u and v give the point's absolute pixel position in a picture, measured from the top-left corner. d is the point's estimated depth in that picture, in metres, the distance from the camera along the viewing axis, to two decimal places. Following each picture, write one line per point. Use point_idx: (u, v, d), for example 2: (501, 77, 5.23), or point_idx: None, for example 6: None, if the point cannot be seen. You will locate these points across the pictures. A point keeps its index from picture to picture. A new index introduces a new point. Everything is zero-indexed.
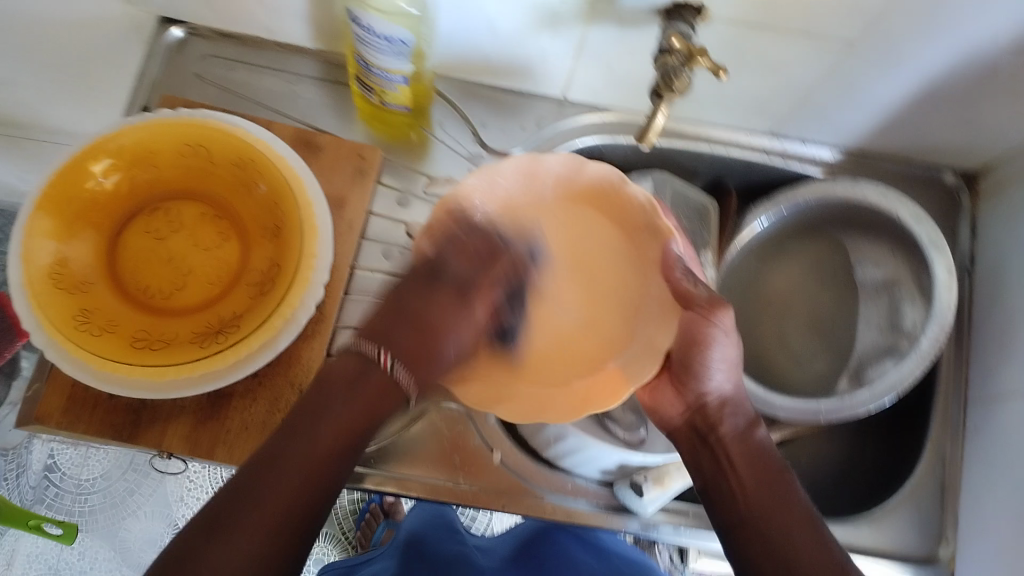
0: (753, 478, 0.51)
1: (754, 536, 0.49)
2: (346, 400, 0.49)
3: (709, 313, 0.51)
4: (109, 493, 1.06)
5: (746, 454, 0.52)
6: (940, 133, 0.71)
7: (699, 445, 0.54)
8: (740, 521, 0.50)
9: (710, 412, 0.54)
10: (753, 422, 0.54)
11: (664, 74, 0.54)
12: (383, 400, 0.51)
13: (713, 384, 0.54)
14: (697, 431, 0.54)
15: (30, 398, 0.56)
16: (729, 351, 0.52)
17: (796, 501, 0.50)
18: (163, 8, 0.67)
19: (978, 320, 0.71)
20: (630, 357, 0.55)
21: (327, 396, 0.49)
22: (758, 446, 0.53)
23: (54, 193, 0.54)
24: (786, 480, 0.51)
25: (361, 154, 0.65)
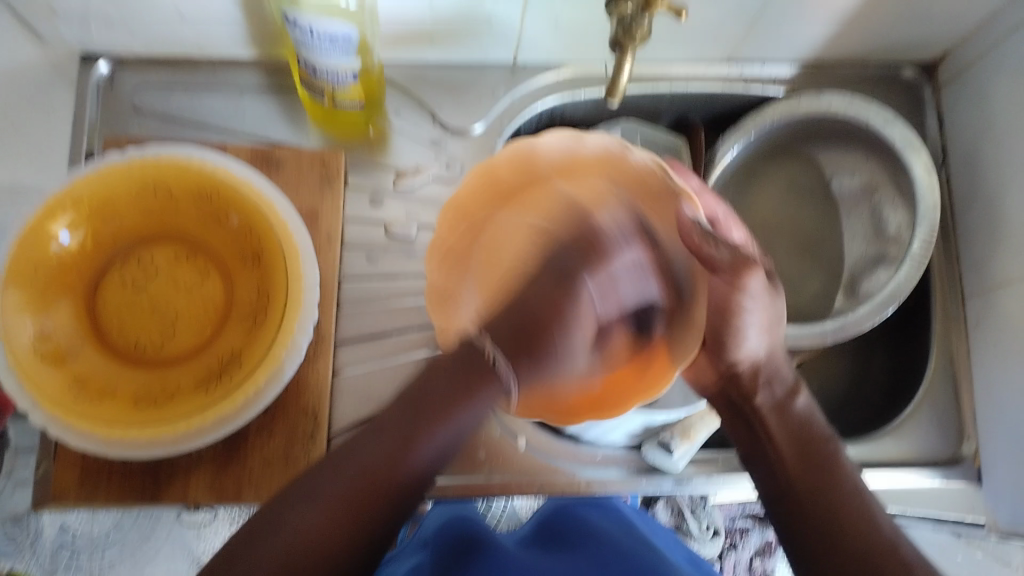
0: (794, 452, 0.52)
1: (801, 509, 0.49)
2: (448, 387, 0.47)
3: (733, 276, 0.52)
4: (126, 546, 0.79)
5: (784, 426, 0.54)
6: (895, 31, 0.70)
7: (736, 413, 0.57)
8: (783, 492, 0.51)
9: (746, 377, 0.56)
10: (794, 389, 0.56)
11: (623, 25, 0.54)
12: (480, 388, 0.48)
13: (746, 351, 0.56)
14: (733, 401, 0.57)
15: (44, 477, 0.56)
16: (762, 314, 0.54)
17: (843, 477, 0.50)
18: (82, 43, 0.63)
19: (962, 211, 0.72)
20: (678, 337, 0.62)
21: (434, 389, 0.47)
22: (797, 416, 0.54)
23: (19, 266, 0.52)
24: (828, 452, 0.52)
25: (324, 162, 0.63)
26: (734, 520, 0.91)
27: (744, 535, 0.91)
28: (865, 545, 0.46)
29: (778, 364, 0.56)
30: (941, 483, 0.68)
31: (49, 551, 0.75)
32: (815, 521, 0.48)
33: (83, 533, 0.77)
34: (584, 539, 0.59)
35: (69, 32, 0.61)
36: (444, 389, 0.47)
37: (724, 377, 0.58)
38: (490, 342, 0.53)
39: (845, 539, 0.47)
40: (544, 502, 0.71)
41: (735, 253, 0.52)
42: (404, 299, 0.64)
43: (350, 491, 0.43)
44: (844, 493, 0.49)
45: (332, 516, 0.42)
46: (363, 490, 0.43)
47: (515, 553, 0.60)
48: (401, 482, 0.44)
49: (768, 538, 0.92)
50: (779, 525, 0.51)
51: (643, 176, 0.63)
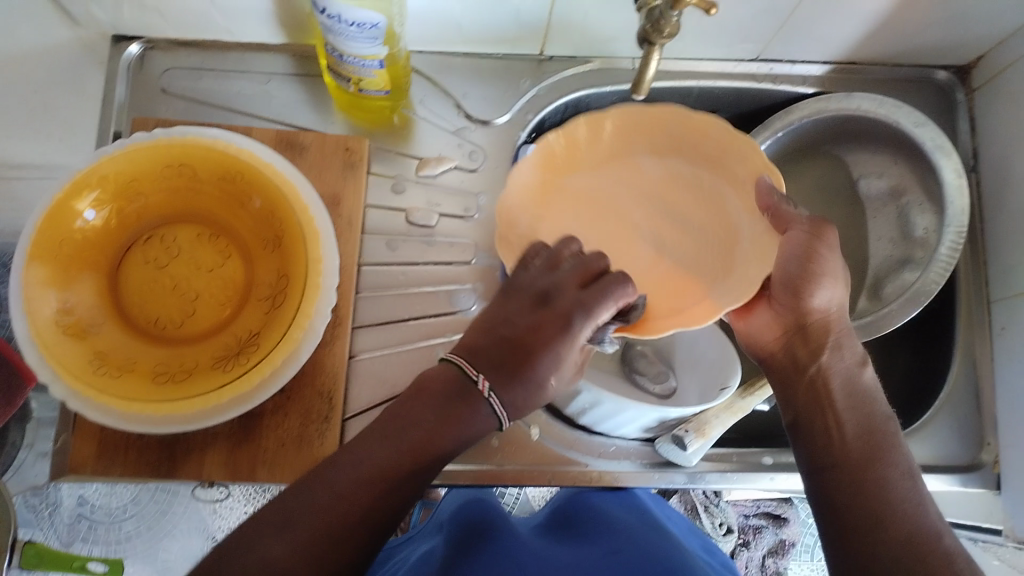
0: (853, 427, 0.51)
1: (852, 484, 0.48)
2: (436, 415, 0.47)
3: (815, 233, 0.52)
4: (142, 522, 0.77)
5: (846, 393, 0.52)
6: (930, 33, 0.69)
7: (796, 373, 0.54)
8: (834, 462, 0.50)
9: (815, 335, 0.54)
10: (859, 364, 0.54)
11: (652, 19, 0.52)
12: (465, 421, 0.47)
13: (819, 301, 0.53)
14: (793, 357, 0.55)
15: (61, 450, 0.57)
16: (835, 271, 0.53)
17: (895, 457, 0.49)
18: (113, 25, 0.64)
19: (991, 217, 0.71)
20: (724, 290, 0.56)
21: (420, 416, 0.47)
22: (860, 389, 0.53)
23: (43, 240, 0.53)
24: (887, 435, 0.51)
25: (348, 147, 0.63)
26: (747, 518, 0.91)
27: (758, 534, 0.91)
28: (907, 527, 0.45)
29: (845, 328, 0.54)
30: (958, 486, 0.67)
31: (65, 523, 0.74)
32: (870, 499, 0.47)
33: (101, 505, 0.76)
34: (597, 528, 0.58)
35: (102, 15, 0.62)
36: (432, 418, 0.47)
37: (791, 335, 0.55)
38: (478, 358, 0.49)
39: (886, 520, 0.46)
40: (558, 495, 0.71)
41: (815, 216, 0.53)
42: (422, 285, 0.64)
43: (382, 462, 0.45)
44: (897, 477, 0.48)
45: (355, 481, 0.44)
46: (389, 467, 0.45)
47: (530, 541, 0.59)
48: (424, 461, 0.46)
49: (782, 537, 0.90)
50: (817, 496, 0.50)
51: (727, 158, 0.58)
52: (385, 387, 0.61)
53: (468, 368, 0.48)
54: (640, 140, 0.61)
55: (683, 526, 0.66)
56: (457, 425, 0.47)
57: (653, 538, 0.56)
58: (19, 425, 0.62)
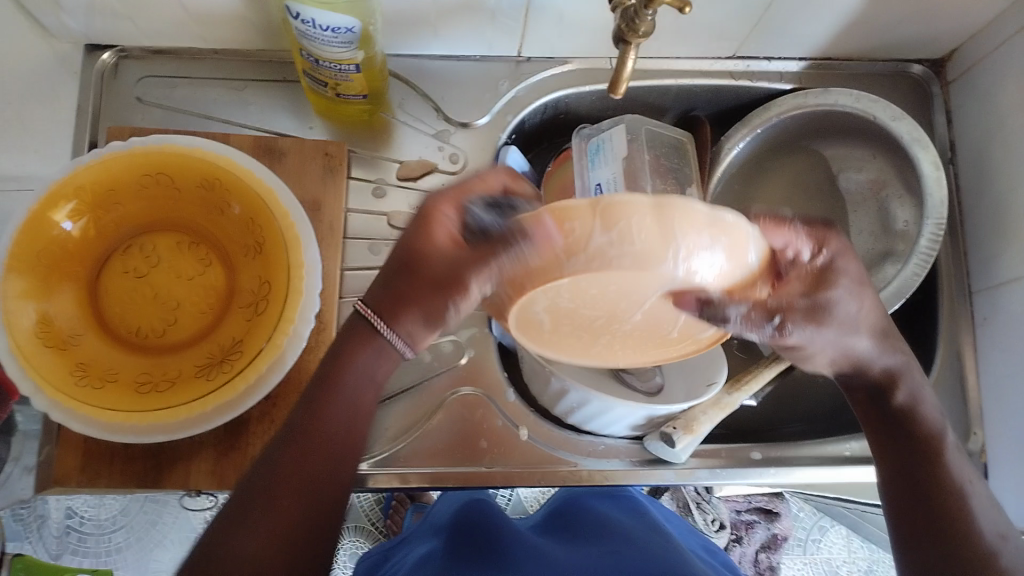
0: (904, 454, 0.52)
1: (899, 503, 0.52)
2: (354, 360, 0.48)
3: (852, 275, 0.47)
4: (132, 531, 0.85)
5: (888, 428, 0.53)
6: (904, 27, 0.70)
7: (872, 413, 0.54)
8: (892, 488, 0.53)
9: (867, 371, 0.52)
10: (893, 383, 0.53)
11: (626, 18, 0.52)
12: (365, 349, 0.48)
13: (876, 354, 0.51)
14: (869, 399, 0.54)
15: (45, 462, 0.56)
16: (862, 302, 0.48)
17: (947, 472, 0.51)
18: (87, 35, 0.63)
19: (969, 208, 0.72)
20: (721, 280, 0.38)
21: (341, 369, 0.48)
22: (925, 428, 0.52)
23: (21, 251, 0.52)
24: (934, 450, 0.51)
25: (328, 151, 0.63)
26: (739, 513, 0.91)
27: (750, 529, 0.91)
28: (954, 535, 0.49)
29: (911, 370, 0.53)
30: None
31: (54, 534, 0.82)
32: (906, 493, 0.51)
33: (91, 517, 0.84)
34: (607, 535, 0.58)
35: (75, 25, 0.61)
36: (349, 367, 0.48)
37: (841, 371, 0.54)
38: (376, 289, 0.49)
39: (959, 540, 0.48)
40: (559, 495, 0.72)
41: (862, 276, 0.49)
42: None
43: (287, 474, 0.45)
44: (948, 485, 0.50)
45: (290, 489, 0.45)
46: (295, 477, 0.45)
47: (531, 541, 0.60)
48: (328, 455, 0.47)
49: (773, 531, 0.92)
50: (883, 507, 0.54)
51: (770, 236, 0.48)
52: None
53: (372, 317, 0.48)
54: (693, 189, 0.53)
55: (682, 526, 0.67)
56: (339, 393, 0.48)
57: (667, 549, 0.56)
58: None
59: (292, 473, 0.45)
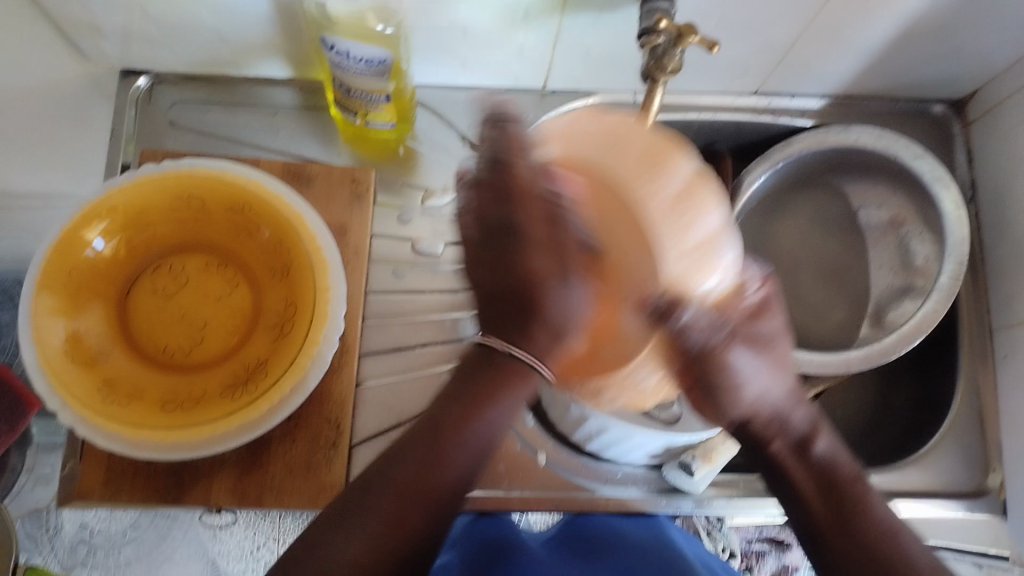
0: (822, 497, 0.46)
1: (831, 550, 0.45)
2: (473, 404, 0.44)
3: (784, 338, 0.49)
4: (141, 546, 0.75)
5: (810, 475, 0.47)
6: (926, 67, 0.70)
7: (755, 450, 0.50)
8: (813, 534, 0.46)
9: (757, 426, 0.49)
10: (812, 431, 0.48)
11: (654, 56, 0.54)
12: (503, 390, 0.44)
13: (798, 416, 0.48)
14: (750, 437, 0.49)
15: (69, 477, 0.57)
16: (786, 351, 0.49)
17: (874, 514, 0.45)
18: (124, 60, 0.65)
19: (989, 246, 0.72)
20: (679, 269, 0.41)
21: (468, 391, 0.44)
22: (818, 461, 0.47)
23: (54, 269, 0.54)
24: (859, 492, 0.46)
25: (355, 178, 0.64)
26: (750, 543, 0.90)
27: (761, 559, 0.90)
28: None
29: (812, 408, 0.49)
30: (965, 513, 0.66)
31: (66, 547, 0.74)
32: (836, 535, 0.45)
33: (101, 529, 0.75)
34: (608, 545, 0.56)
35: (113, 51, 0.63)
36: (468, 397, 0.44)
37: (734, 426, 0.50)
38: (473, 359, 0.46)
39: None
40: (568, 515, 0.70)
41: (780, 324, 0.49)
42: (429, 313, 0.65)
43: (398, 502, 0.42)
44: (868, 521, 0.45)
45: (392, 499, 0.42)
46: (401, 501, 0.42)
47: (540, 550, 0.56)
48: (440, 496, 0.42)
49: (784, 562, 0.90)
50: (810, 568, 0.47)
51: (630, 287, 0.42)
52: (394, 413, 0.62)
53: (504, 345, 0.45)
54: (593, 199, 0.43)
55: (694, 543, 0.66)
56: (468, 433, 0.44)
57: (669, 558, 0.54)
58: None
59: (397, 500, 0.42)
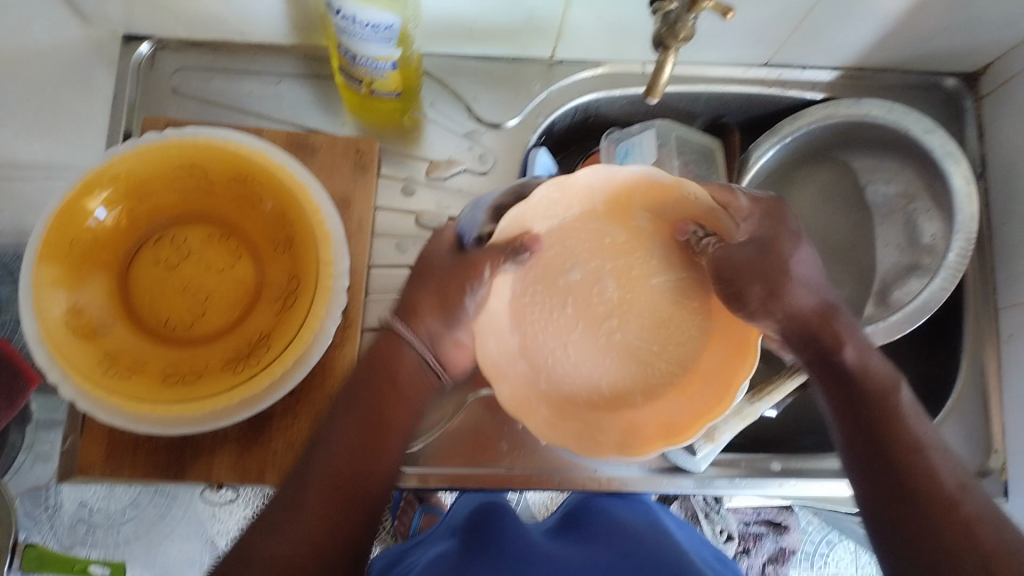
0: (851, 413, 0.50)
1: (873, 471, 0.48)
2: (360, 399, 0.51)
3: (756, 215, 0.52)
4: (141, 524, 0.84)
5: (840, 385, 0.51)
6: (941, 39, 0.69)
7: (807, 347, 0.52)
8: (862, 458, 0.49)
9: (826, 335, 0.51)
10: (843, 339, 0.51)
11: (667, 23, 0.52)
12: (389, 360, 0.52)
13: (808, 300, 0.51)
14: (814, 345, 0.52)
15: (70, 450, 0.56)
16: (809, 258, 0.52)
17: (907, 427, 0.49)
18: (124, 25, 0.63)
19: (999, 223, 0.71)
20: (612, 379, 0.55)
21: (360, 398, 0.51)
22: (843, 370, 0.51)
23: (53, 240, 0.52)
24: (889, 403, 0.49)
25: (359, 149, 0.63)
26: (748, 525, 0.91)
27: (758, 541, 0.92)
28: (935, 495, 0.46)
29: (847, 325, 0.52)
30: None
31: (66, 525, 0.80)
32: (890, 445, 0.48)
33: (101, 508, 0.82)
34: (609, 534, 0.58)
35: (113, 15, 0.61)
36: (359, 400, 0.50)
37: (795, 338, 0.52)
38: (406, 319, 0.53)
39: (921, 487, 0.46)
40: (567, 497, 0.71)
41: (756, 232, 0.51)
42: None
43: (348, 455, 0.48)
44: (906, 443, 0.48)
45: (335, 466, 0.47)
46: (354, 455, 0.48)
47: (538, 543, 0.59)
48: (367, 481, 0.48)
49: (782, 544, 0.93)
50: (860, 492, 0.49)
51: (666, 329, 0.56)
52: None
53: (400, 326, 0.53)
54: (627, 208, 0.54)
55: (688, 530, 0.67)
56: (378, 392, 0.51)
57: (666, 549, 0.56)
58: (19, 428, 0.66)
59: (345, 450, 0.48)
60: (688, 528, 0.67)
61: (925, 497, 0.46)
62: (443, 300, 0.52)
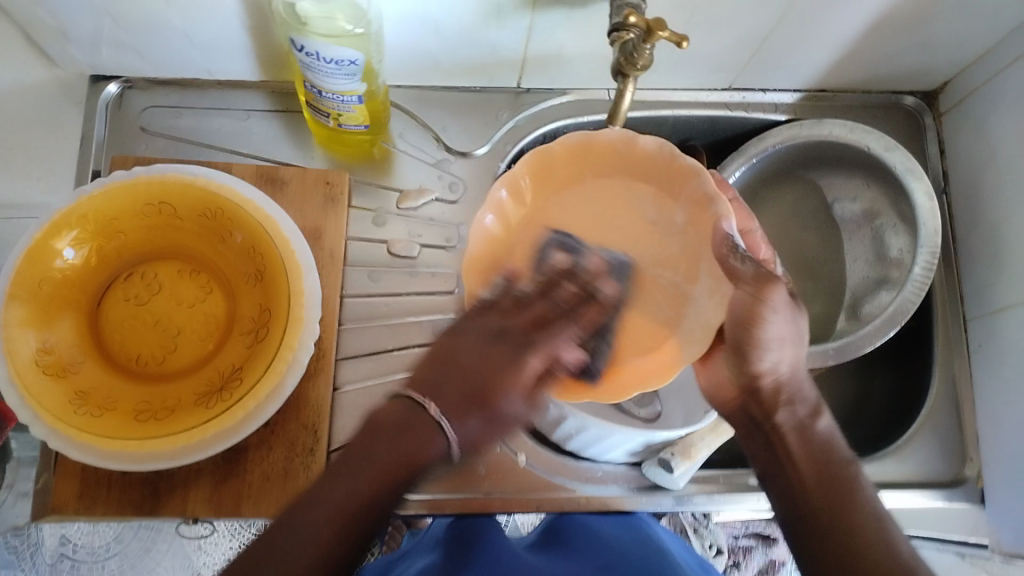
0: (813, 474, 0.50)
1: (817, 529, 0.48)
2: (389, 445, 0.44)
3: (759, 291, 0.50)
4: (126, 559, 0.83)
5: (806, 449, 0.51)
6: (896, 60, 0.71)
7: (755, 430, 0.54)
8: (804, 514, 0.49)
9: (795, 396, 0.53)
10: (816, 410, 0.53)
11: (625, 52, 0.53)
12: (425, 449, 0.45)
13: (768, 366, 0.52)
14: (751, 416, 0.54)
15: (42, 490, 0.56)
16: (784, 327, 0.50)
17: (862, 498, 0.48)
18: (92, 65, 0.64)
19: (963, 235, 0.73)
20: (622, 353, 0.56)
21: (375, 442, 0.44)
22: (820, 440, 0.51)
23: (23, 280, 0.52)
24: (848, 475, 0.50)
25: (328, 180, 0.64)
26: (737, 539, 0.91)
27: (748, 554, 0.91)
28: (876, 560, 0.45)
29: (801, 380, 0.53)
30: (943, 502, 0.67)
31: (48, 562, 0.81)
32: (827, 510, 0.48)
33: (84, 544, 0.82)
34: (588, 545, 0.56)
35: (81, 56, 0.62)
36: (386, 451, 0.44)
37: (744, 413, 0.55)
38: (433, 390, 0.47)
39: (860, 552, 0.46)
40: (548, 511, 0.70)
41: (760, 269, 0.51)
42: (406, 315, 0.64)
43: (345, 511, 0.43)
44: (862, 514, 0.47)
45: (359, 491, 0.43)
46: (357, 510, 0.43)
47: (523, 559, 0.56)
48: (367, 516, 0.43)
49: (771, 557, 0.92)
50: (800, 553, 0.49)
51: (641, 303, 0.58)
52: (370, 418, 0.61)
53: (419, 397, 0.46)
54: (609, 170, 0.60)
55: (676, 540, 0.66)
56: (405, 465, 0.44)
57: (647, 554, 0.55)
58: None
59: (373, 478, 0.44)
60: (672, 538, 0.67)
61: (870, 562, 0.45)
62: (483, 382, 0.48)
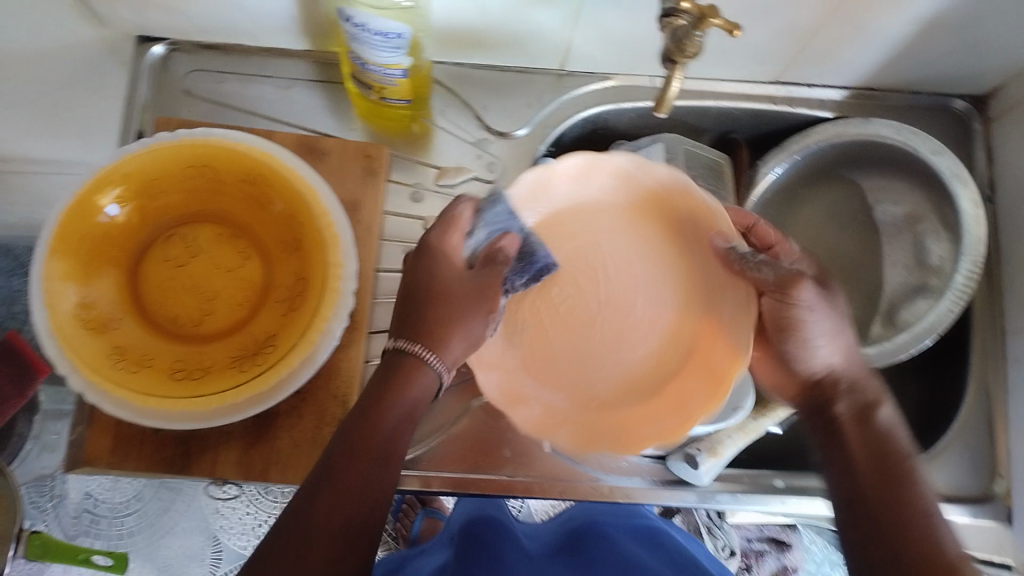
0: (870, 458, 0.50)
1: (866, 510, 0.48)
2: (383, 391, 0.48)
3: (784, 291, 0.51)
4: (144, 516, 0.85)
5: (864, 439, 0.51)
6: (950, 62, 0.69)
7: (816, 418, 0.53)
8: (855, 497, 0.49)
9: (860, 388, 0.53)
10: (879, 400, 0.52)
11: (674, 39, 0.52)
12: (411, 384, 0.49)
13: (821, 357, 0.53)
14: (815, 404, 0.54)
15: (74, 443, 0.56)
16: (825, 322, 0.52)
17: (916, 489, 0.48)
18: (139, 27, 0.64)
19: (1006, 246, 0.71)
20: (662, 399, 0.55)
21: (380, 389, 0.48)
22: (880, 428, 0.51)
23: (66, 233, 0.53)
24: (906, 465, 0.49)
25: (369, 154, 0.64)
26: (750, 541, 0.91)
27: (760, 558, 0.91)
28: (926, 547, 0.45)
29: (859, 372, 0.53)
30: (970, 518, 0.66)
31: (71, 516, 0.80)
32: (877, 495, 0.48)
33: (106, 499, 0.82)
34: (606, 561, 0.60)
35: (128, 17, 0.62)
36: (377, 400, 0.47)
37: (806, 401, 0.55)
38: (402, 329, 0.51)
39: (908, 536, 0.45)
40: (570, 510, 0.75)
41: (783, 270, 0.51)
42: None
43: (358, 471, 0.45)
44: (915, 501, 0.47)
45: (331, 539, 0.42)
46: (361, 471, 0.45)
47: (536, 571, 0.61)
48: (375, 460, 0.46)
49: (785, 562, 0.91)
50: (847, 527, 0.48)
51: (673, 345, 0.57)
52: None
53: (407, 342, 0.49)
54: (639, 212, 0.59)
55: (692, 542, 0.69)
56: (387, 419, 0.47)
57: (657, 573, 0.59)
58: (28, 417, 0.65)
59: (356, 477, 0.45)
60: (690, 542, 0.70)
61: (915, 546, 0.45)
62: (433, 328, 0.50)
